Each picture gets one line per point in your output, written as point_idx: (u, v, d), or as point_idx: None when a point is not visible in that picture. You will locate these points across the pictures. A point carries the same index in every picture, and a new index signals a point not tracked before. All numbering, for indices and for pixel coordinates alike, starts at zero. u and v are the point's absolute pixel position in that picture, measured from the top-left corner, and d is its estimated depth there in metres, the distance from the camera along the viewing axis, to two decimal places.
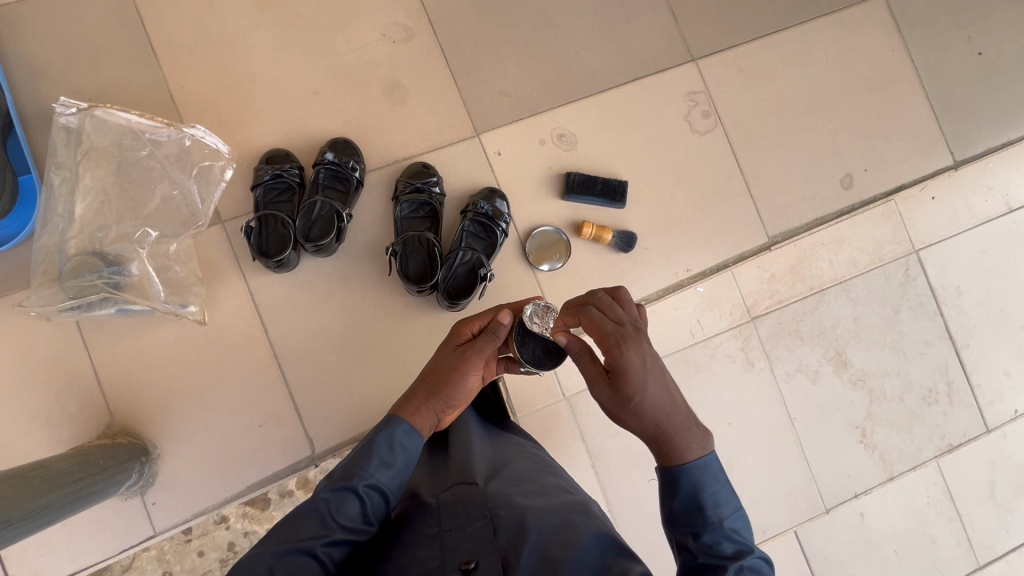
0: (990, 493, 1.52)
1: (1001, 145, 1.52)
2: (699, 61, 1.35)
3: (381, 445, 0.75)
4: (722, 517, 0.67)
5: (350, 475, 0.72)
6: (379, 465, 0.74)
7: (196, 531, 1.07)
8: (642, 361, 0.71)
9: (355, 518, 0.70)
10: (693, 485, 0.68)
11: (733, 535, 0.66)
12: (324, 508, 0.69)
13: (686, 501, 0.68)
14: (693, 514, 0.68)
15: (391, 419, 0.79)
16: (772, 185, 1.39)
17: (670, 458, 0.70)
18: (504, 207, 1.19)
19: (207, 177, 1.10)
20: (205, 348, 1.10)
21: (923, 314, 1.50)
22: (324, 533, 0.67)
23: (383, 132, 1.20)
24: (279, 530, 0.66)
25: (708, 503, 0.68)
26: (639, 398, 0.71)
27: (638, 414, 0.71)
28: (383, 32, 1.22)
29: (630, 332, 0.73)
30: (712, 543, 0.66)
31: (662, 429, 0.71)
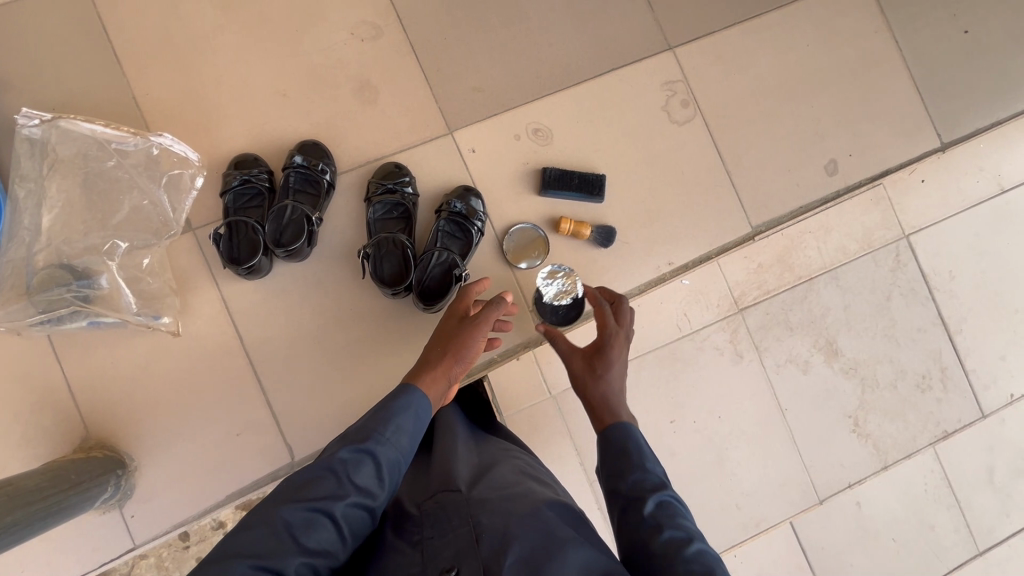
0: (989, 478, 1.50)
1: (990, 126, 1.48)
2: (675, 50, 1.32)
3: (399, 409, 0.74)
4: (644, 461, 0.79)
5: (368, 437, 0.70)
6: (395, 429, 0.72)
7: (195, 537, 1.15)
8: (617, 349, 0.98)
9: (371, 481, 0.68)
10: (618, 437, 0.83)
11: (655, 476, 0.78)
12: (340, 467, 0.67)
13: (613, 451, 0.82)
14: (619, 461, 0.80)
15: (410, 386, 0.78)
16: (756, 174, 1.36)
17: (609, 419, 0.88)
18: (479, 205, 1.17)
19: (177, 186, 1.08)
20: (180, 358, 1.09)
21: (914, 300, 1.47)
22: (340, 493, 0.65)
23: (354, 133, 1.18)
24: (294, 485, 0.65)
25: (632, 450, 0.81)
26: (605, 373, 0.95)
27: (600, 382, 0.93)
28: (351, 30, 1.20)
29: (621, 333, 1.01)
30: (636, 483, 0.77)
31: (612, 398, 0.90)
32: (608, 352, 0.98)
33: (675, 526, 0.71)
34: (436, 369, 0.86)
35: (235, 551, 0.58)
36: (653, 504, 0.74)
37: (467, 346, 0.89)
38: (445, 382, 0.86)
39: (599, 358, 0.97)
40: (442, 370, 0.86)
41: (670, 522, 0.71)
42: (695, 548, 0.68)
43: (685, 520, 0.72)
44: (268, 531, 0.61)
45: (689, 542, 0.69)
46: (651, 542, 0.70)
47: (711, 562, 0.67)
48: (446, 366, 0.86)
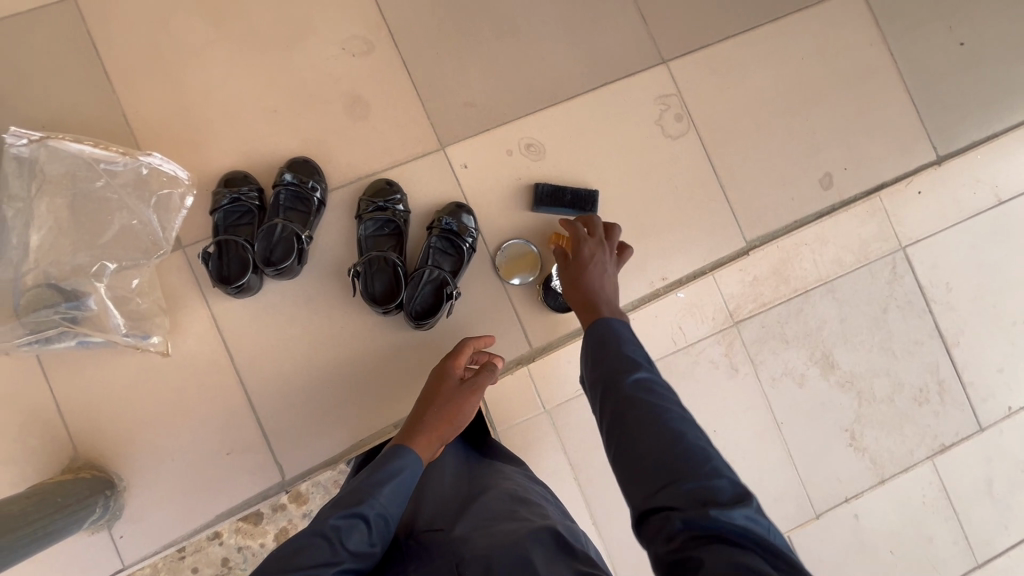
0: (988, 490, 1.49)
1: (986, 138, 1.48)
2: (669, 63, 1.32)
3: (393, 474, 0.75)
4: (623, 347, 0.75)
5: (361, 502, 0.71)
6: (388, 494, 0.73)
7: (190, 548, 1.07)
8: (591, 255, 0.97)
9: (364, 546, 0.68)
10: (597, 327, 0.79)
11: (634, 358, 0.74)
12: (334, 533, 0.67)
13: (592, 341, 0.78)
14: (598, 349, 0.76)
15: (406, 450, 0.79)
16: (750, 187, 1.36)
17: (589, 316, 0.88)
18: (471, 221, 1.16)
19: (166, 206, 1.08)
20: (169, 377, 1.08)
21: (911, 312, 1.46)
22: (333, 561, 0.65)
23: (344, 149, 1.18)
24: (286, 553, 0.64)
25: (611, 339, 0.77)
26: (581, 275, 0.94)
27: (578, 286, 0.94)
28: (341, 45, 1.19)
29: (595, 241, 1.00)
30: (617, 363, 0.74)
31: (590, 296, 0.91)
32: (581, 256, 0.97)
33: (651, 401, 0.69)
34: (429, 427, 0.86)
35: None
36: (630, 383, 0.71)
37: (462, 412, 0.90)
38: (438, 445, 0.86)
39: (573, 263, 0.97)
40: (435, 430, 0.86)
41: (646, 397, 0.69)
42: (670, 418, 0.67)
43: (663, 394, 0.70)
44: None
45: (664, 413, 0.67)
46: (627, 416, 0.68)
47: (686, 431, 0.66)
48: (442, 426, 0.87)
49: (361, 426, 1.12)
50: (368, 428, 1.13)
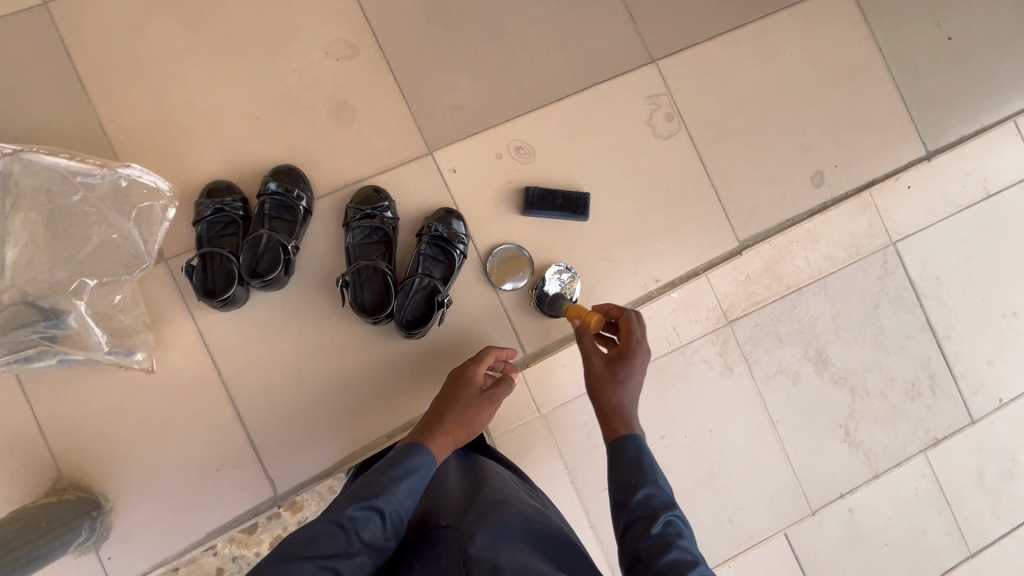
0: (980, 481, 1.50)
1: (974, 133, 1.48)
2: (658, 63, 1.30)
3: (410, 471, 0.75)
4: (658, 478, 0.77)
5: (379, 495, 0.71)
6: (403, 489, 0.73)
7: (184, 560, 1.04)
8: (640, 364, 0.89)
9: (378, 538, 0.69)
10: (633, 448, 0.79)
11: (666, 494, 0.75)
12: (351, 523, 0.68)
13: (626, 460, 0.79)
14: (632, 473, 0.77)
15: (422, 447, 0.79)
16: (741, 186, 1.35)
17: (618, 429, 0.83)
18: (461, 227, 1.14)
19: (148, 218, 1.04)
20: (154, 394, 1.06)
21: (902, 307, 1.47)
22: (347, 551, 0.66)
23: (330, 156, 1.15)
24: (304, 538, 0.65)
25: (647, 466, 0.78)
26: (625, 381, 0.88)
27: (618, 390, 0.87)
28: (325, 49, 1.17)
29: (645, 349, 0.91)
30: (647, 495, 0.74)
31: (627, 409, 0.84)
32: (630, 359, 0.89)
33: (680, 548, 0.70)
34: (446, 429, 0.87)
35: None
36: (661, 523, 0.72)
37: (476, 422, 0.92)
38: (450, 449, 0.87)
39: (619, 366, 0.89)
40: (451, 432, 0.88)
41: (677, 544, 0.70)
42: (699, 573, 0.68)
43: (690, 544, 0.71)
44: None
45: (694, 566, 0.68)
46: (658, 561, 0.68)
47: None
48: (458, 431, 0.89)
49: (354, 437, 1.11)
50: (361, 439, 1.11)
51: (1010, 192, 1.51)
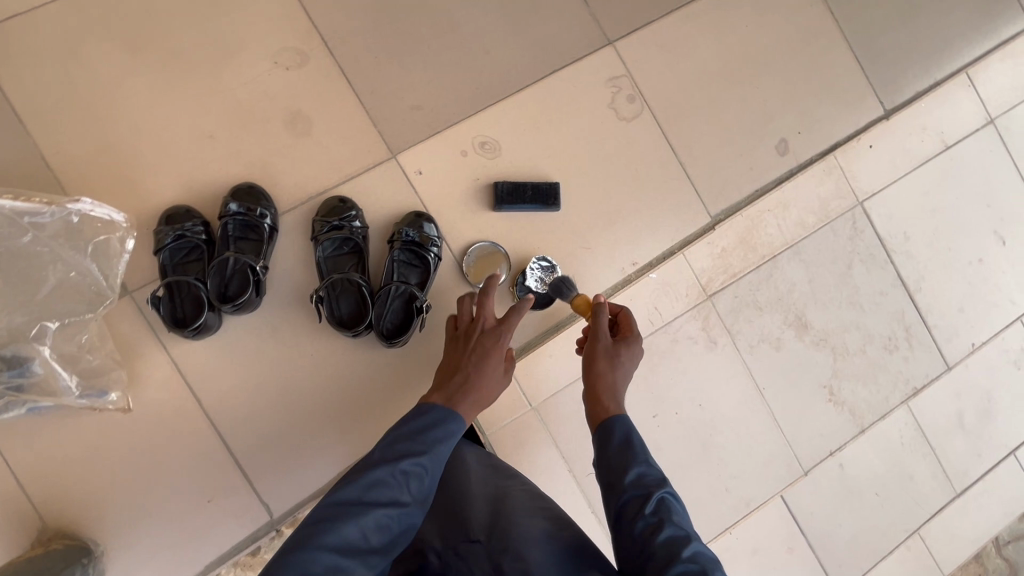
0: (958, 422, 1.57)
1: (927, 89, 1.51)
2: (615, 44, 1.29)
3: (452, 431, 0.80)
4: (647, 456, 0.78)
5: (425, 453, 0.76)
6: (445, 448, 0.78)
7: None
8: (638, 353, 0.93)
9: (424, 492, 0.75)
10: (621, 426, 0.81)
11: (658, 473, 0.77)
12: (401, 478, 0.73)
13: (616, 440, 0.80)
14: (622, 453, 0.79)
15: (458, 414, 0.81)
16: (709, 162, 1.35)
17: (612, 407, 0.85)
18: (433, 229, 1.13)
19: (106, 252, 1.00)
20: (134, 432, 1.03)
21: (874, 265, 1.50)
22: (397, 501, 0.72)
23: (291, 169, 1.12)
24: (361, 489, 0.70)
25: (636, 445, 0.79)
26: (624, 365, 0.90)
27: (615, 369, 0.89)
28: (273, 59, 1.13)
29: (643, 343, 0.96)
30: (638, 474, 0.76)
31: (621, 390, 0.88)
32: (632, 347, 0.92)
33: (673, 525, 0.71)
34: (478, 398, 0.86)
35: (318, 545, 0.64)
36: (654, 502, 0.73)
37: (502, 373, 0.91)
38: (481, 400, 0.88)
39: (622, 349, 0.91)
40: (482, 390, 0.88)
41: (672, 522, 0.72)
42: (693, 551, 0.69)
43: (683, 521, 0.73)
44: (332, 532, 0.66)
45: (687, 544, 0.69)
46: (651, 541, 0.70)
47: (709, 565, 0.68)
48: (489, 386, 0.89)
49: (346, 453, 1.09)
50: (354, 453, 1.09)
51: (965, 143, 1.56)
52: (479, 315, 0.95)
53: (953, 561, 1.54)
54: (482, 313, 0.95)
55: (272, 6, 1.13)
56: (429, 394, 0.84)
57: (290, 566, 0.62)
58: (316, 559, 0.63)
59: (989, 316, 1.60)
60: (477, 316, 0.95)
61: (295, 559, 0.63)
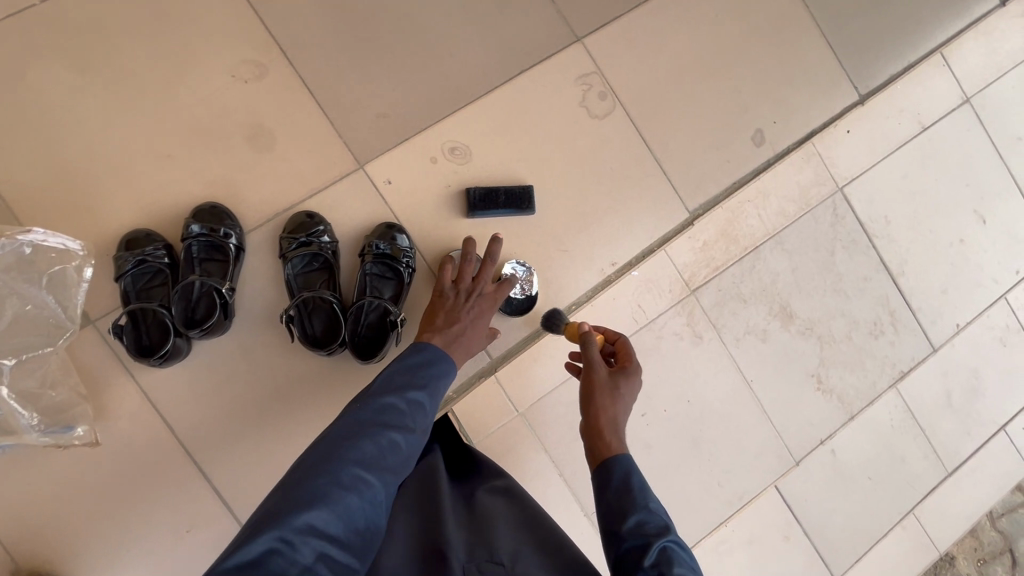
0: (947, 402, 1.57)
1: (901, 71, 1.50)
2: (583, 41, 1.26)
3: (445, 370, 0.88)
4: (648, 501, 0.75)
5: (423, 385, 0.84)
6: (439, 384, 0.87)
7: None
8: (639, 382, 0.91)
9: (426, 420, 0.81)
10: (620, 466, 0.78)
11: (660, 520, 0.72)
12: (408, 405, 0.80)
13: (616, 481, 0.77)
14: (622, 495, 0.75)
15: (449, 358, 0.90)
16: (685, 156, 1.33)
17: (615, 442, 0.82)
18: (405, 240, 1.10)
19: (63, 282, 0.97)
20: (105, 465, 1.00)
21: (856, 251, 1.49)
22: (406, 427, 0.77)
23: (255, 186, 1.09)
24: (372, 414, 0.76)
25: (636, 488, 0.76)
26: (625, 398, 0.87)
27: (615, 403, 0.86)
28: (230, 72, 1.09)
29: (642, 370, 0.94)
30: (638, 521, 0.72)
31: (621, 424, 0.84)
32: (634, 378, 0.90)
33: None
34: (466, 345, 0.98)
35: (342, 459, 0.69)
36: (654, 550, 0.69)
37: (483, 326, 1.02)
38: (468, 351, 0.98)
39: (623, 381, 0.88)
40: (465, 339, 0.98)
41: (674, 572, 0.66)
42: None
43: (689, 574, 0.68)
44: (349, 450, 0.70)
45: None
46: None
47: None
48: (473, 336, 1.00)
49: None
50: None
51: (942, 124, 1.55)
52: (478, 277, 1.05)
53: (947, 540, 1.55)
54: (480, 275, 1.05)
55: (227, 17, 1.10)
56: (429, 337, 0.95)
57: (321, 475, 0.66)
58: (342, 470, 0.68)
59: (972, 295, 1.60)
60: (476, 277, 1.05)
61: (323, 471, 0.67)
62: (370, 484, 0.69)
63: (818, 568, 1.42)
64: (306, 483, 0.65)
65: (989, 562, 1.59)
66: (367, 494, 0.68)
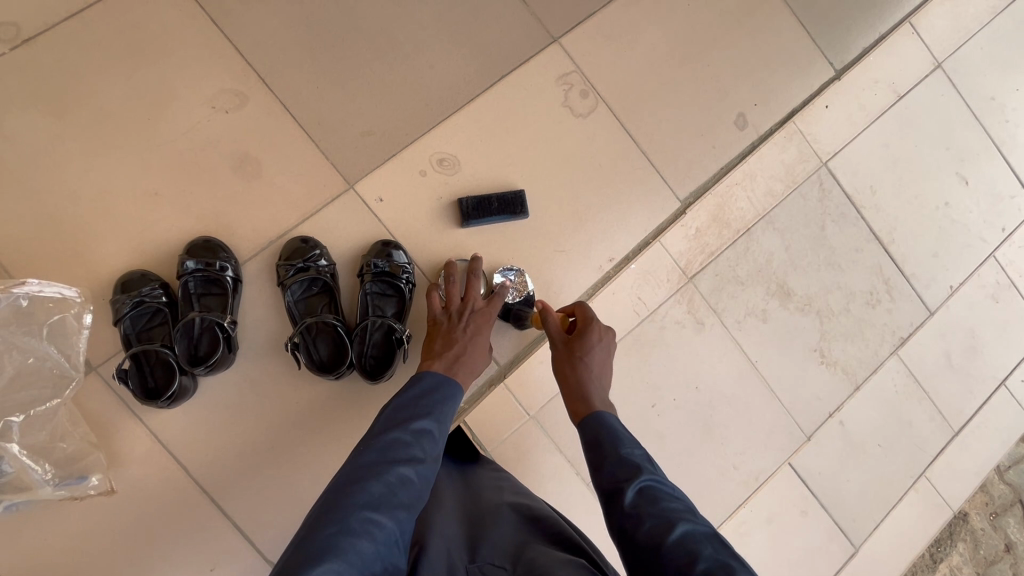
0: (948, 362, 1.60)
1: (873, 43, 1.52)
2: (560, 41, 1.27)
3: (449, 394, 0.88)
4: (619, 448, 0.79)
5: (429, 413, 0.84)
6: (445, 408, 0.87)
7: None
8: (597, 335, 0.98)
9: (436, 448, 0.81)
10: (592, 426, 0.84)
11: (631, 462, 0.77)
12: (414, 436, 0.80)
13: (591, 442, 0.83)
14: (597, 452, 0.81)
15: (452, 379, 0.91)
16: (670, 146, 1.34)
17: (581, 410, 0.89)
18: (402, 256, 1.10)
19: (63, 331, 0.95)
20: (120, 511, 0.98)
21: (846, 223, 1.51)
22: (415, 459, 0.77)
23: (246, 215, 1.08)
24: (379, 452, 0.76)
25: (608, 441, 0.81)
26: (583, 357, 0.95)
27: (576, 367, 0.94)
28: (210, 103, 1.08)
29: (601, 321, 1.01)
30: (613, 471, 0.77)
31: (587, 384, 0.91)
32: (587, 335, 0.98)
33: (652, 513, 0.70)
34: (469, 365, 0.97)
35: (350, 505, 0.69)
36: (631, 491, 0.73)
37: (482, 341, 1.01)
38: (471, 370, 0.97)
39: (576, 343, 0.97)
40: (468, 357, 0.97)
41: (649, 507, 0.71)
42: (678, 533, 0.67)
43: (667, 504, 0.71)
44: (360, 495, 0.71)
45: (670, 528, 0.67)
46: (636, 534, 0.69)
47: (695, 546, 0.66)
48: (477, 353, 0.99)
49: None
50: None
51: (917, 91, 1.57)
52: (466, 296, 1.06)
53: (960, 498, 1.58)
54: (468, 294, 1.06)
55: (202, 48, 1.09)
56: (429, 365, 0.94)
57: (328, 525, 0.67)
58: (352, 516, 0.68)
59: (963, 257, 1.62)
60: (465, 297, 1.06)
61: (333, 519, 0.67)
62: (381, 526, 0.69)
63: (838, 538, 1.44)
64: (314, 536, 0.65)
65: (1002, 515, 1.62)
66: (380, 537, 0.68)
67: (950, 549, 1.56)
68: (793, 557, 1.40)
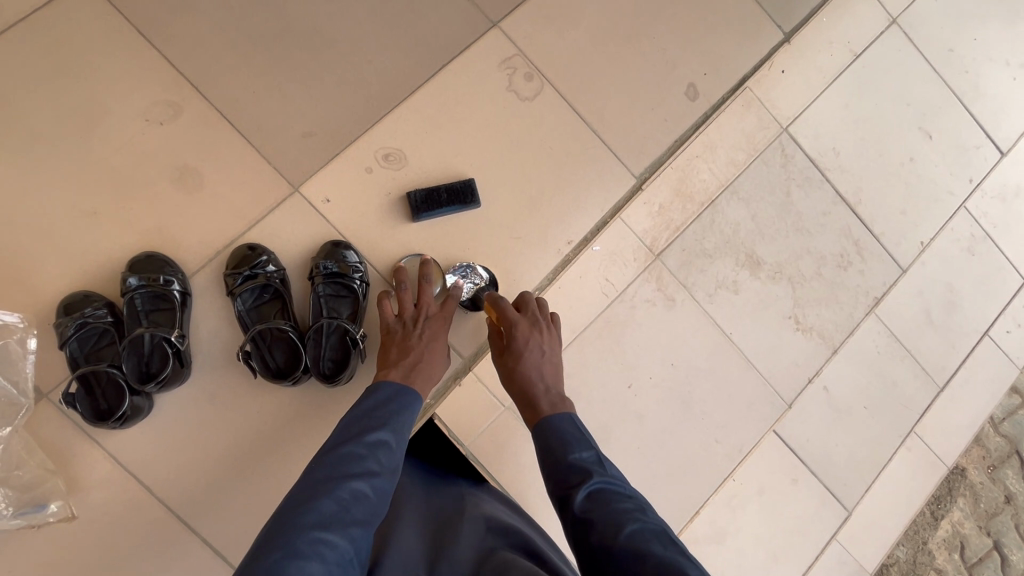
0: (928, 318, 1.59)
1: (822, 3, 1.51)
2: (500, 25, 1.25)
3: (406, 405, 0.87)
4: (569, 451, 0.79)
5: (384, 424, 0.83)
6: (402, 418, 0.86)
7: None
8: (530, 339, 0.97)
9: (393, 459, 0.80)
10: (540, 431, 0.84)
11: (581, 465, 0.76)
12: (369, 448, 0.79)
13: (541, 449, 0.83)
14: (548, 456, 0.80)
15: (409, 388, 0.90)
16: (623, 123, 1.32)
17: (533, 415, 0.89)
18: (352, 256, 1.08)
19: (7, 358, 0.95)
20: (83, 536, 0.97)
21: (811, 187, 1.49)
22: (370, 472, 0.76)
23: (190, 227, 1.06)
24: (331, 468, 0.75)
25: (556, 446, 0.80)
26: (521, 362, 0.95)
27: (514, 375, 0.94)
28: (143, 116, 1.06)
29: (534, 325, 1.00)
30: (563, 477, 0.76)
31: (529, 391, 0.92)
32: (521, 342, 0.97)
33: (603, 517, 0.69)
34: (426, 372, 0.96)
35: (298, 526, 0.67)
36: (582, 495, 0.73)
37: (437, 345, 1.01)
38: (427, 376, 0.96)
39: (510, 350, 0.97)
40: (422, 364, 0.96)
41: (598, 511, 0.70)
42: (627, 533, 0.67)
43: (618, 505, 0.71)
44: (310, 515, 0.69)
45: (619, 531, 0.67)
46: (588, 538, 0.68)
47: (643, 545, 0.65)
48: (433, 357, 0.99)
49: None
50: None
51: (873, 48, 1.55)
52: (419, 301, 1.05)
53: (953, 453, 1.57)
54: (421, 300, 1.05)
55: (130, 61, 1.06)
56: (385, 373, 0.93)
57: (275, 549, 0.64)
58: (302, 536, 0.66)
59: (933, 212, 1.61)
60: (418, 303, 1.05)
61: (281, 541, 0.65)
62: (333, 545, 0.67)
63: (831, 504, 1.44)
64: (260, 562, 0.63)
65: (999, 467, 1.61)
66: (331, 556, 0.66)
67: (950, 504, 1.55)
68: (785, 527, 1.40)
